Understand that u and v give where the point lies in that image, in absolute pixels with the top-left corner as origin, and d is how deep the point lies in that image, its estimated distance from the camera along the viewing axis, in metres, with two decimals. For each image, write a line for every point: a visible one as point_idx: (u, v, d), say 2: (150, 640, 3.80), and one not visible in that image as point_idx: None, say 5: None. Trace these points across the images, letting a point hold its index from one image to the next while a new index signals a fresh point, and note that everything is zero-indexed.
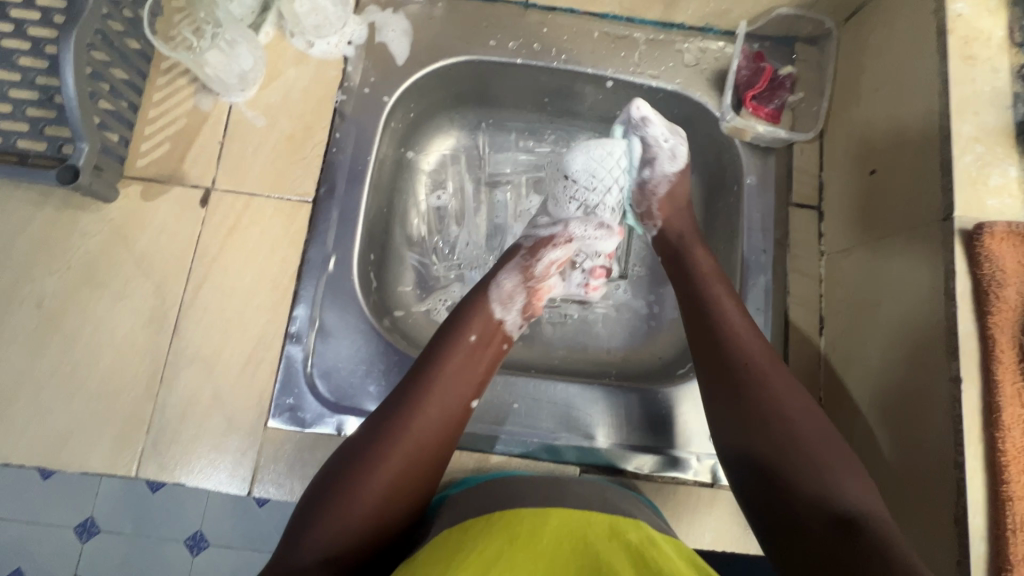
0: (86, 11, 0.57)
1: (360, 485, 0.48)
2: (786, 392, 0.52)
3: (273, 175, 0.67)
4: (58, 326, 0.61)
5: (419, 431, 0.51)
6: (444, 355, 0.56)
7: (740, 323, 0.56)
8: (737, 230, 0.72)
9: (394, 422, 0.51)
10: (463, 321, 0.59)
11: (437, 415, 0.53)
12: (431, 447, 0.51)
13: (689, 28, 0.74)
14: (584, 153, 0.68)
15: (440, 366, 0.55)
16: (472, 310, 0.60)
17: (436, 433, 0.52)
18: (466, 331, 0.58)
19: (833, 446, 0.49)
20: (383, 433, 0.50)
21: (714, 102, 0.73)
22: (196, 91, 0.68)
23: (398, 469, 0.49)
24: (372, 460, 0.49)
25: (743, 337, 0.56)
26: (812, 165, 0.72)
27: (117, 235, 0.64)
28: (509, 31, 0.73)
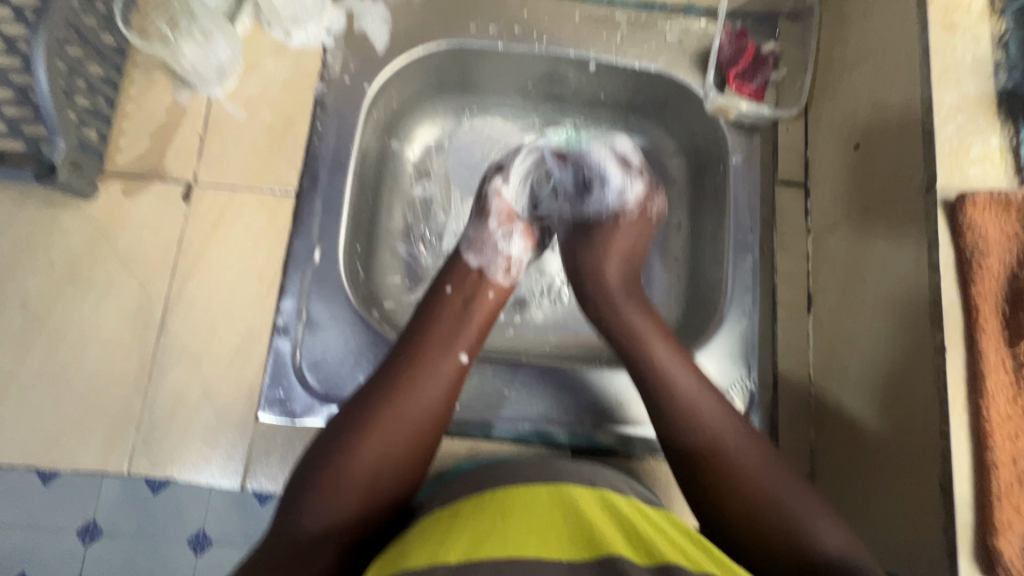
0: (56, 5, 0.56)
1: (352, 453, 0.48)
2: (716, 413, 0.52)
3: (256, 167, 0.66)
4: (41, 327, 0.61)
5: (414, 391, 0.51)
6: (430, 318, 0.57)
7: (665, 357, 0.57)
8: (725, 210, 0.71)
9: (386, 383, 0.51)
10: (441, 286, 0.60)
11: (430, 373, 0.53)
12: (428, 407, 0.51)
13: (671, 8, 0.74)
14: (473, 143, 0.79)
15: (424, 330, 0.56)
16: (453, 269, 0.62)
17: (429, 397, 0.52)
18: (442, 284, 0.61)
19: (784, 487, 0.48)
20: (372, 400, 0.51)
21: (698, 82, 0.72)
22: (175, 86, 0.67)
23: (390, 434, 0.49)
24: (362, 427, 0.49)
25: (681, 377, 0.55)
26: (797, 142, 0.71)
27: (101, 232, 0.63)
28: (488, 16, 0.72)
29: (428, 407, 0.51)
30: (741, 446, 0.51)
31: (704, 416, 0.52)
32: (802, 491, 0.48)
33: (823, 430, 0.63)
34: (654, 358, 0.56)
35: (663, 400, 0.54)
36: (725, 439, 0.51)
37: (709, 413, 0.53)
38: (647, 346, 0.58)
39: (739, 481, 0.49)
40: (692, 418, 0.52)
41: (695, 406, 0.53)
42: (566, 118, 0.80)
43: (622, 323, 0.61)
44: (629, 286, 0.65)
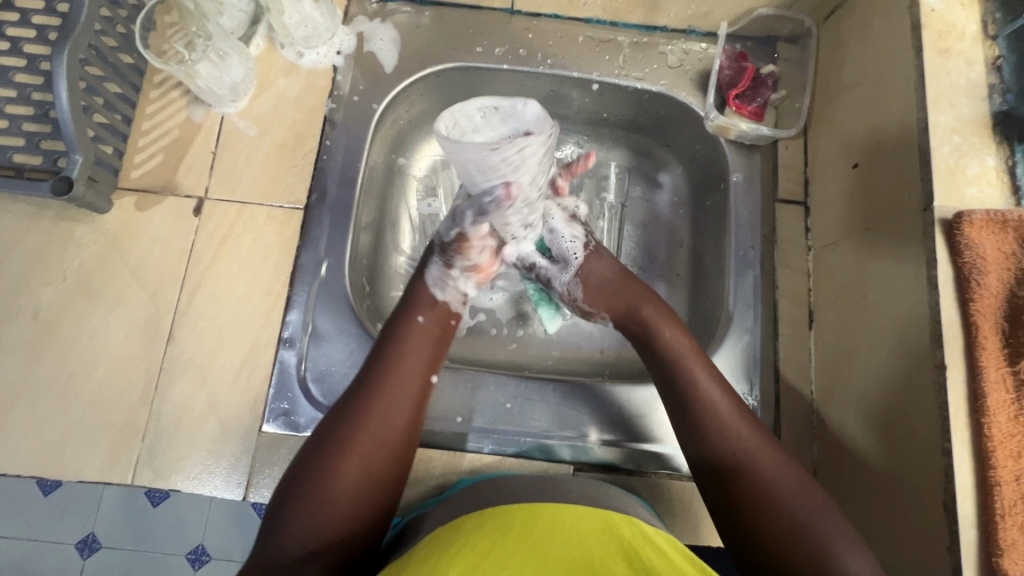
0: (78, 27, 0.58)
1: (328, 489, 0.48)
2: (760, 453, 0.51)
3: (266, 183, 0.68)
4: (51, 337, 0.62)
5: (383, 420, 0.51)
6: (394, 345, 0.55)
7: (717, 396, 0.54)
8: (726, 227, 0.72)
9: (356, 412, 0.51)
10: (413, 309, 0.58)
11: (398, 402, 0.52)
12: (396, 436, 0.51)
13: (672, 30, 0.75)
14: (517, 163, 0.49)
15: (390, 359, 0.54)
16: (420, 296, 0.59)
17: (398, 426, 0.52)
18: (414, 316, 0.58)
19: (827, 521, 0.47)
20: (344, 432, 0.50)
21: (699, 102, 0.74)
22: (189, 103, 0.69)
23: (366, 469, 0.49)
24: (337, 461, 0.48)
25: (737, 430, 0.52)
26: (797, 161, 0.72)
27: (113, 245, 0.65)
28: (495, 37, 0.74)
29: (399, 437, 0.51)
30: (784, 473, 0.50)
31: (750, 455, 0.51)
32: (822, 501, 0.48)
33: (826, 447, 0.63)
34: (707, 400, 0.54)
35: (710, 439, 0.52)
36: (764, 464, 0.50)
37: (748, 441, 0.51)
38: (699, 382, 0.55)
39: (768, 493, 0.49)
40: (725, 442, 0.52)
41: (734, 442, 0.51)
42: (568, 137, 0.82)
43: (671, 361, 0.57)
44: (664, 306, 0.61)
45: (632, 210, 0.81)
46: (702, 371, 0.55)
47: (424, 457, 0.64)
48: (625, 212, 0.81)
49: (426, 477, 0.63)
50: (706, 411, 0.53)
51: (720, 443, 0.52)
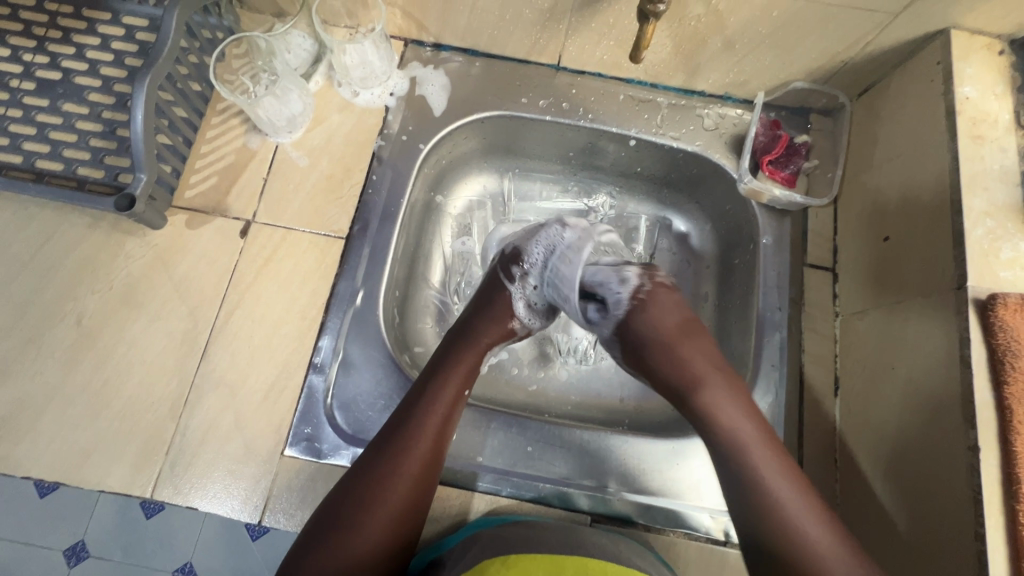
0: (162, 58, 0.62)
1: (356, 538, 0.52)
2: (805, 515, 0.52)
3: (311, 211, 0.71)
4: (90, 345, 0.63)
5: (412, 468, 0.56)
6: (431, 400, 0.59)
7: (759, 452, 0.55)
8: (754, 286, 0.73)
9: (387, 461, 0.55)
10: (452, 373, 0.62)
11: (424, 455, 0.57)
12: (418, 486, 0.56)
13: (709, 95, 0.78)
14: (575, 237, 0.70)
15: (425, 411, 0.58)
16: (456, 362, 0.63)
17: (421, 478, 0.56)
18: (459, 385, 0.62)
19: None
20: (373, 480, 0.55)
21: (732, 164, 0.76)
22: (247, 131, 0.73)
23: (392, 520, 0.54)
24: (363, 508, 0.54)
25: (780, 489, 0.53)
26: (826, 229, 0.74)
27: (160, 259, 0.67)
28: (540, 90, 0.78)
29: (421, 491, 0.56)
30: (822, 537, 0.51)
31: (789, 518, 0.52)
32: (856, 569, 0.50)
33: (851, 520, 0.62)
34: (752, 463, 0.55)
35: (750, 493, 0.54)
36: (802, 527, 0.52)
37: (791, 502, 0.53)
38: (741, 440, 0.56)
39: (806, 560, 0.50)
40: (765, 503, 0.53)
41: (778, 507, 0.53)
42: (599, 187, 0.88)
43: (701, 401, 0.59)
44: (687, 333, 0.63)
45: (660, 261, 0.85)
46: (740, 414, 0.58)
47: (441, 494, 0.63)
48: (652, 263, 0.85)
49: (443, 515, 0.63)
50: (749, 469, 0.54)
51: (755, 500, 0.53)
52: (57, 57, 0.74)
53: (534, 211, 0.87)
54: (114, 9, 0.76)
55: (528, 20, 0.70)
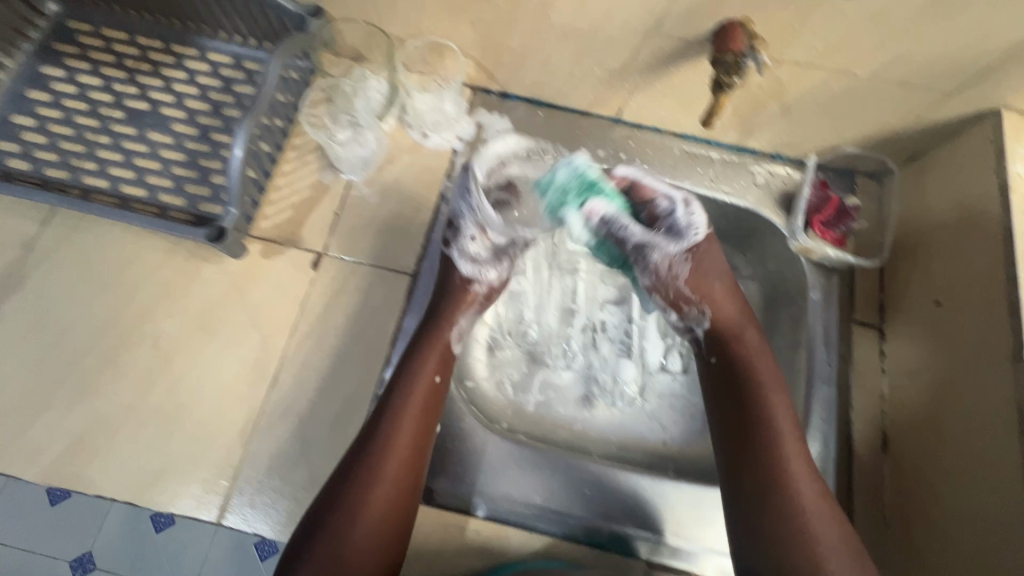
0: (262, 102, 0.65)
1: (350, 529, 0.53)
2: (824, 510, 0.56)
3: (380, 247, 0.74)
4: (166, 368, 0.66)
5: (395, 464, 0.57)
6: (404, 395, 0.60)
7: (800, 466, 0.58)
8: (801, 341, 0.75)
9: (373, 458, 0.56)
10: (420, 365, 0.63)
11: (404, 451, 0.58)
12: (403, 480, 0.57)
13: (761, 153, 0.82)
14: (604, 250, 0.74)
15: (399, 406, 0.59)
16: (415, 350, 0.64)
17: (403, 470, 0.57)
18: (429, 374, 0.63)
19: None
20: (360, 476, 0.56)
21: (782, 220, 0.79)
22: (322, 167, 0.77)
23: (384, 511, 0.55)
24: (354, 506, 0.54)
25: (807, 488, 0.57)
26: (873, 288, 0.76)
27: (235, 287, 0.70)
28: (598, 142, 0.82)
29: (409, 480, 0.58)
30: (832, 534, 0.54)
31: (811, 521, 0.55)
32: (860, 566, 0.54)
33: None
34: (789, 463, 0.58)
35: (782, 492, 0.56)
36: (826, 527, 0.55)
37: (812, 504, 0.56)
38: (783, 439, 0.59)
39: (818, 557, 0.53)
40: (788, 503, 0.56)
41: (801, 524, 0.55)
42: None
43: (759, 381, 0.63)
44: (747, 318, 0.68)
45: None
46: (784, 413, 0.61)
47: None
48: None
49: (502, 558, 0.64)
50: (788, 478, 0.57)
51: (787, 499, 0.56)
52: (146, 88, 0.78)
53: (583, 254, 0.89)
54: (201, 46, 0.80)
55: (596, 77, 0.74)
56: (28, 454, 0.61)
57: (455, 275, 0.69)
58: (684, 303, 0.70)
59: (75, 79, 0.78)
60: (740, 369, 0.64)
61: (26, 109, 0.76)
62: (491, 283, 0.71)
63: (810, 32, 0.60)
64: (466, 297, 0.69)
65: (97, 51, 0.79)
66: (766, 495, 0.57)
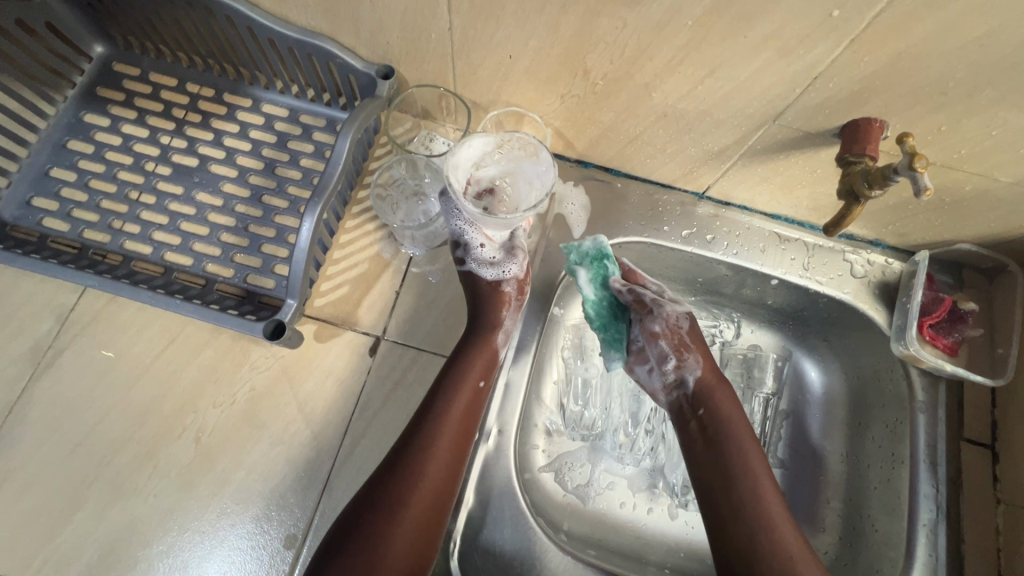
0: (331, 182, 0.59)
1: (384, 554, 0.50)
2: (795, 552, 0.54)
3: (443, 333, 0.67)
4: (208, 465, 0.59)
5: (431, 477, 0.54)
6: (445, 401, 0.58)
7: (778, 513, 0.57)
8: (902, 457, 0.68)
9: (407, 471, 0.54)
10: (466, 368, 0.61)
11: (443, 468, 0.55)
12: (434, 498, 0.54)
13: (859, 239, 0.75)
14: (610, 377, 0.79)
15: (442, 412, 0.58)
16: (467, 361, 0.62)
17: (437, 492, 0.54)
18: (474, 376, 0.61)
19: None
20: (399, 488, 0.53)
21: (883, 319, 0.72)
22: (381, 238, 0.70)
23: (414, 537, 0.52)
24: (385, 520, 0.52)
25: (789, 537, 0.55)
26: (984, 401, 0.69)
27: (285, 374, 0.63)
28: (681, 219, 0.75)
29: (443, 502, 0.54)
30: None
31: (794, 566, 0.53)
32: None
33: None
34: (767, 509, 0.57)
35: (765, 538, 0.55)
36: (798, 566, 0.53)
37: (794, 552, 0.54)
38: (758, 484, 0.58)
39: None
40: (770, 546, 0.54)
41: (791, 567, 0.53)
42: (722, 312, 0.84)
43: (715, 418, 0.63)
44: (719, 377, 0.67)
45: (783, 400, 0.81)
46: (761, 467, 0.59)
47: None
48: (776, 402, 0.80)
49: None
50: (769, 528, 0.55)
51: (767, 542, 0.55)
52: (195, 142, 0.72)
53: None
54: (255, 97, 0.74)
55: (689, 155, 0.67)
56: (56, 562, 0.56)
57: (481, 282, 0.66)
58: (686, 349, 0.67)
59: (119, 128, 0.72)
60: (716, 428, 0.62)
61: (66, 161, 0.70)
62: (518, 278, 0.67)
63: (958, 136, 0.52)
64: (499, 298, 0.65)
65: (144, 98, 0.74)
66: (752, 541, 0.55)
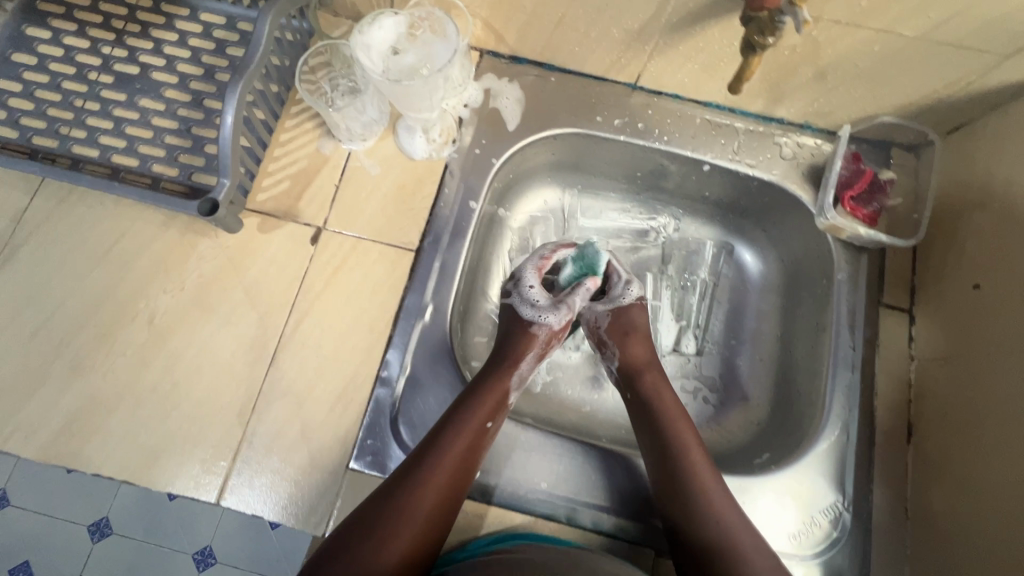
0: (253, 64, 0.61)
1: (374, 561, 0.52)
2: (743, 531, 0.58)
3: (382, 223, 0.70)
4: (162, 345, 0.64)
5: (425, 493, 0.56)
6: (449, 436, 0.58)
7: (722, 495, 0.60)
8: (825, 325, 0.71)
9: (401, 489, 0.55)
10: (475, 407, 0.61)
11: (440, 485, 0.56)
12: (428, 511, 0.55)
13: (789, 123, 0.76)
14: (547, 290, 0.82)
15: (440, 434, 0.59)
16: (482, 398, 0.62)
17: (432, 505, 0.56)
18: (482, 417, 0.61)
19: None
20: (393, 504, 0.55)
21: (809, 196, 0.74)
22: (320, 136, 0.72)
23: (404, 546, 0.53)
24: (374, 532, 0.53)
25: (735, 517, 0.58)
26: (904, 269, 0.72)
27: (231, 262, 0.67)
28: (615, 109, 0.76)
29: (437, 514, 0.56)
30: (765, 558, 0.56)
31: (740, 543, 0.57)
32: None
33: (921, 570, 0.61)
34: (714, 490, 0.60)
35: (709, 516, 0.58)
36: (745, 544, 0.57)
37: (739, 528, 0.58)
38: (699, 466, 0.61)
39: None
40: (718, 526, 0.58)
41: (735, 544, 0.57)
42: (664, 207, 0.86)
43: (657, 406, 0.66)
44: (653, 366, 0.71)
45: (722, 288, 0.84)
46: (697, 451, 0.62)
47: (503, 518, 0.63)
48: (714, 291, 0.84)
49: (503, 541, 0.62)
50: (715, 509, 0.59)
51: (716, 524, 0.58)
52: (135, 51, 0.74)
53: (596, 229, 0.86)
54: (192, 6, 0.75)
55: (613, 39, 0.68)
56: (24, 432, 0.60)
57: (518, 320, 0.70)
58: (604, 344, 0.73)
59: (61, 40, 0.74)
60: (661, 416, 0.65)
61: (11, 73, 0.72)
62: (552, 328, 0.70)
63: None
64: (528, 339, 0.69)
65: (83, 10, 0.75)
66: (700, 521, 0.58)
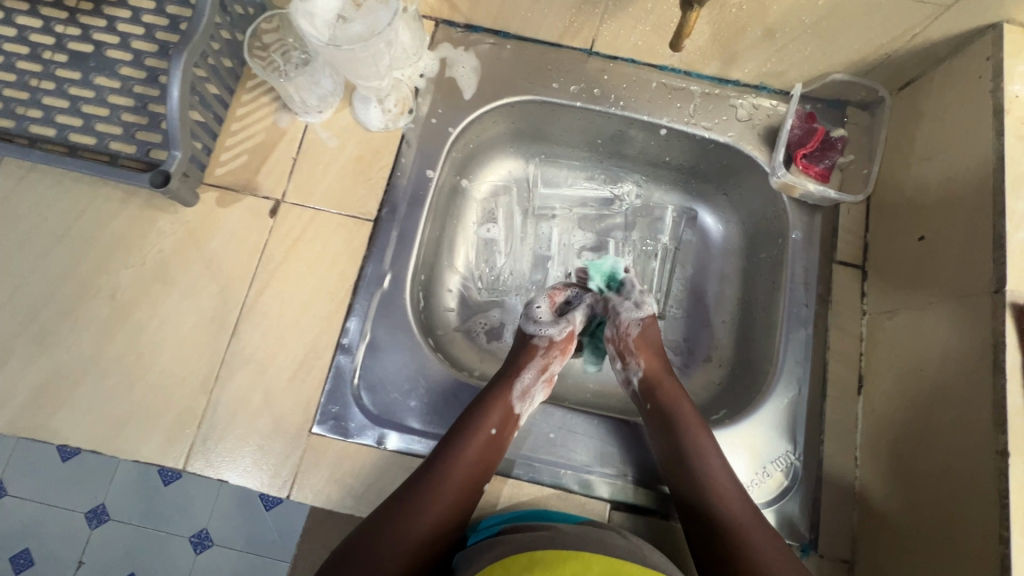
0: (199, 33, 0.61)
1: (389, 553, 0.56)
2: (747, 523, 0.59)
3: (339, 194, 0.71)
4: (125, 318, 0.65)
5: (438, 495, 0.59)
6: (460, 441, 0.61)
7: (731, 489, 0.61)
8: (780, 283, 0.73)
9: (416, 490, 0.59)
10: (484, 412, 0.63)
11: (451, 487, 0.59)
12: (441, 511, 0.58)
13: (744, 84, 0.76)
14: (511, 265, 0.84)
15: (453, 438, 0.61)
16: (488, 406, 0.63)
17: (446, 505, 0.59)
18: (489, 422, 0.62)
19: None
20: (408, 504, 0.58)
21: (764, 156, 0.75)
22: (277, 109, 0.73)
23: (418, 540, 0.57)
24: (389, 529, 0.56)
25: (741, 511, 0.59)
26: (857, 225, 0.73)
27: (190, 236, 0.68)
28: (571, 75, 0.76)
29: (451, 513, 0.59)
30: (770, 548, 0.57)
31: (745, 534, 0.58)
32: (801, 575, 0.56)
33: (869, 513, 0.62)
34: (718, 484, 0.61)
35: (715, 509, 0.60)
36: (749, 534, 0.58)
37: (743, 518, 0.59)
38: (707, 460, 0.62)
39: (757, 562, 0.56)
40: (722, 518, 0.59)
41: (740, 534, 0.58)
42: (626, 175, 0.87)
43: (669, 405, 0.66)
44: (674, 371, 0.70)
45: (684, 253, 0.85)
46: (712, 451, 0.62)
47: None
48: (677, 255, 0.85)
49: None
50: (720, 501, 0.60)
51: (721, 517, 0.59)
52: (88, 29, 0.74)
53: (559, 199, 0.87)
54: None
55: (563, 1, 0.68)
56: None
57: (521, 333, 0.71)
58: (629, 354, 0.71)
59: (14, 20, 0.74)
60: (671, 415, 0.65)
61: None
62: (553, 339, 0.70)
63: None
64: (529, 351, 0.70)
65: None
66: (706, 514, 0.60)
